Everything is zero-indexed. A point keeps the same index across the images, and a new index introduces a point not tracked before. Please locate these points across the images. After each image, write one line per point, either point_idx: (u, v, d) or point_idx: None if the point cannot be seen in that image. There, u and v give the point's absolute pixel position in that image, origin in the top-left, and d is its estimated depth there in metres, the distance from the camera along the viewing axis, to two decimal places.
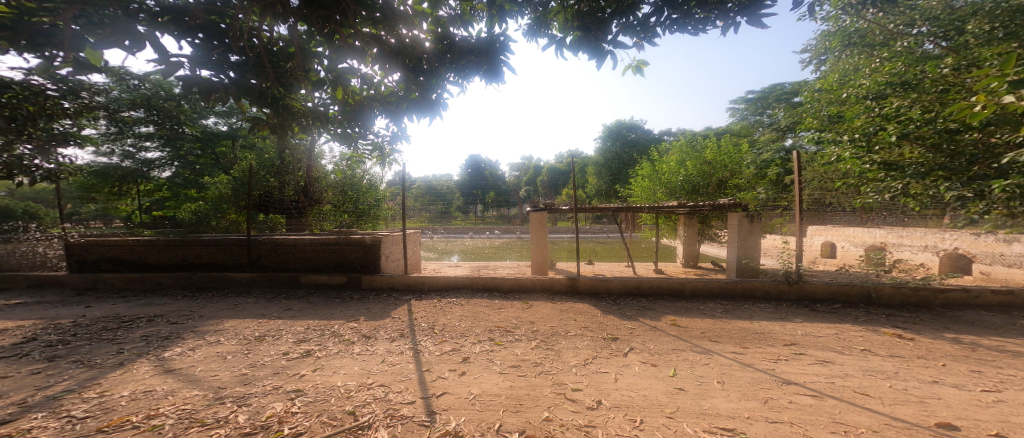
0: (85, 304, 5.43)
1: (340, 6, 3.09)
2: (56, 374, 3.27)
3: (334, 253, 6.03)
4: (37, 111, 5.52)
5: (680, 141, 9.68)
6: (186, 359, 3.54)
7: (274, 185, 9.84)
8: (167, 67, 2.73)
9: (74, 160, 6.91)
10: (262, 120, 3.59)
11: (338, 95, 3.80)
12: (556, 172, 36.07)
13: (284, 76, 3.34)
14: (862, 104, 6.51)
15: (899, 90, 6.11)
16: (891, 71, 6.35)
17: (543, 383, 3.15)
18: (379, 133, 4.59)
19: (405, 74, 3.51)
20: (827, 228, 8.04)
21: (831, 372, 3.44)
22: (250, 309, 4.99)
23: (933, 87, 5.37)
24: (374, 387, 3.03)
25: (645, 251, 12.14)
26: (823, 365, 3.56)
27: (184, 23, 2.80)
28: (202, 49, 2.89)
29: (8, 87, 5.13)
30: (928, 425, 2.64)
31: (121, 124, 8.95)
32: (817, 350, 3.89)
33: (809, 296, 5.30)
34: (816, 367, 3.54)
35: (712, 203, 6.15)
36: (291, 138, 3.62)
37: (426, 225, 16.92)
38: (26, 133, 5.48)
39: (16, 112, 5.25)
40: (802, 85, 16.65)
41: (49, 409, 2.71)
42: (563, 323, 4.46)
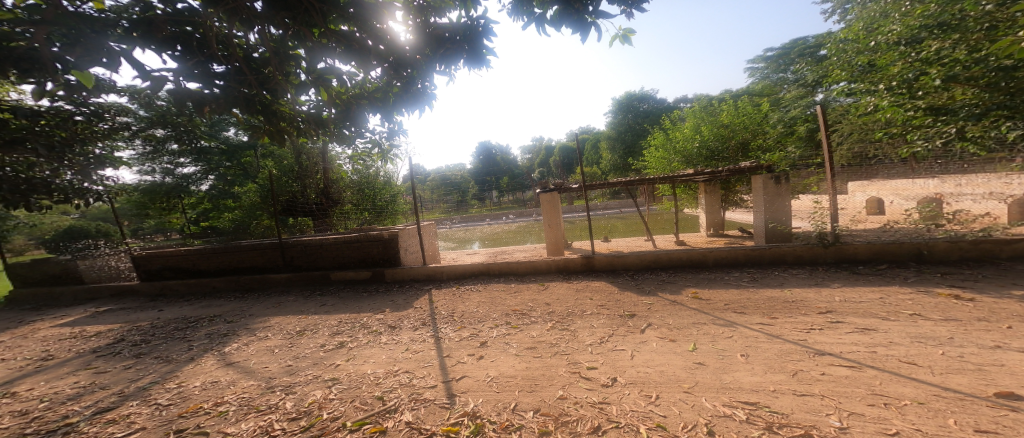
0: (158, 308, 6.08)
1: (304, 5, 3.02)
2: (143, 368, 3.65)
3: (356, 249, 6.32)
4: (71, 137, 5.45)
5: (695, 107, 9.18)
6: (242, 353, 3.88)
7: (297, 189, 10.33)
8: (154, 83, 2.85)
9: (117, 181, 7.15)
10: (260, 128, 3.74)
11: (325, 97, 3.80)
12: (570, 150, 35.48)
13: (267, 81, 3.43)
14: (895, 51, 5.80)
15: (936, 33, 5.37)
16: (925, 12, 5.54)
17: (558, 362, 3.23)
18: (375, 130, 4.67)
19: (388, 69, 3.55)
20: (872, 184, 7.41)
21: (872, 341, 3.26)
22: (291, 307, 5.40)
23: (977, 26, 4.75)
24: (399, 374, 3.24)
25: (664, 223, 11.78)
26: (862, 333, 3.38)
27: (159, 38, 2.87)
28: (183, 61, 2.99)
29: (38, 116, 5.00)
30: (986, 396, 2.48)
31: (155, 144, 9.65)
32: (856, 317, 3.68)
33: (848, 258, 4.97)
34: (854, 335, 3.37)
35: (730, 168, 6.00)
36: (288, 142, 3.80)
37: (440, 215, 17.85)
38: (67, 161, 5.51)
39: (52, 139, 5.18)
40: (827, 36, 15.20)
41: (142, 398, 3.04)
42: (580, 302, 4.50)
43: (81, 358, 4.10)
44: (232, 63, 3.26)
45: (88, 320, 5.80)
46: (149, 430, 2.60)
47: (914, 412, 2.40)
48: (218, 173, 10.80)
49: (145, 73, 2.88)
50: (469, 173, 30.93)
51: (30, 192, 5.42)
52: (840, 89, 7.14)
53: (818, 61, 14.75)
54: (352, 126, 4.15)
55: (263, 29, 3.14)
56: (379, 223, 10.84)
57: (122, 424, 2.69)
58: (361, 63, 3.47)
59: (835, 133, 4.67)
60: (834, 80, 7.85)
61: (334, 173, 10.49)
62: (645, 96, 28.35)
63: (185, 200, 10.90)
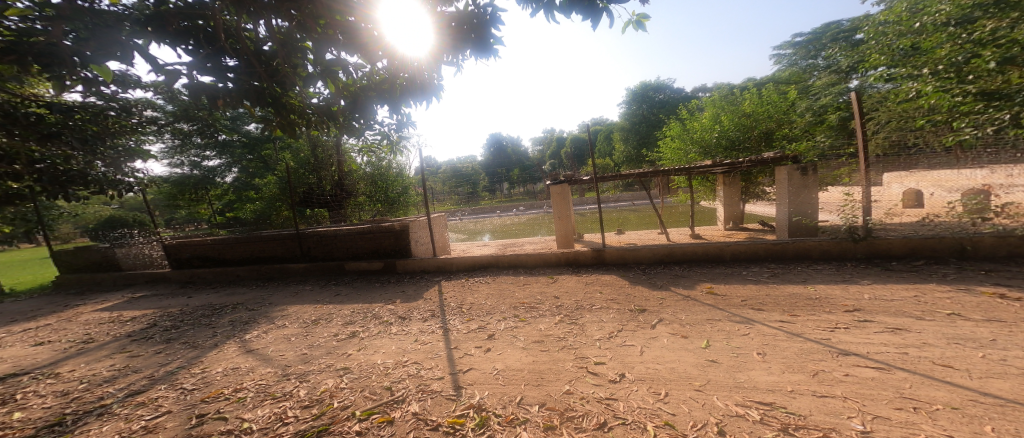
0: (187, 296, 6.39)
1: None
2: (172, 353, 3.82)
3: (369, 240, 6.43)
4: (102, 130, 5.67)
5: (713, 96, 8.84)
6: (261, 340, 4.00)
7: (313, 181, 10.54)
8: (169, 76, 2.92)
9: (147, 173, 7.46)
10: (272, 121, 3.80)
11: (332, 89, 3.83)
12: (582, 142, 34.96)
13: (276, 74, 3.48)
14: (945, 32, 5.42)
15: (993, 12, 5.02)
16: None
17: (565, 357, 3.19)
18: (385, 121, 4.71)
19: (394, 59, 3.54)
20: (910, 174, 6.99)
21: (903, 341, 3.06)
22: (308, 296, 5.56)
23: None
24: (408, 364, 3.28)
25: (679, 216, 11.44)
26: (893, 334, 3.17)
27: (172, 32, 2.92)
28: (195, 55, 3.05)
29: (72, 110, 5.22)
30: None
31: (182, 138, 10.16)
32: (886, 316, 3.46)
33: (881, 253, 4.67)
34: (883, 335, 3.17)
35: (752, 159, 5.71)
36: (299, 135, 3.85)
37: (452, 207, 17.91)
38: (99, 154, 5.73)
39: (85, 132, 5.40)
40: (863, 19, 14.22)
41: (170, 382, 3.17)
42: (589, 296, 4.43)
43: (118, 342, 4.33)
44: (242, 57, 3.32)
45: (126, 305, 6.17)
46: (174, 414, 2.70)
47: (947, 417, 2.25)
48: (240, 165, 11.46)
49: (160, 67, 2.94)
50: (483, 165, 30.97)
51: (68, 183, 5.73)
52: (876, 75, 6.65)
53: (849, 45, 13.91)
54: (362, 118, 4.18)
55: (269, 21, 3.21)
56: (392, 215, 11.01)
57: (150, 407, 2.80)
58: (366, 54, 3.45)
59: (866, 120, 4.38)
60: (871, 65, 7.32)
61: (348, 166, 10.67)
62: (663, 86, 27.48)
63: (211, 192, 11.51)
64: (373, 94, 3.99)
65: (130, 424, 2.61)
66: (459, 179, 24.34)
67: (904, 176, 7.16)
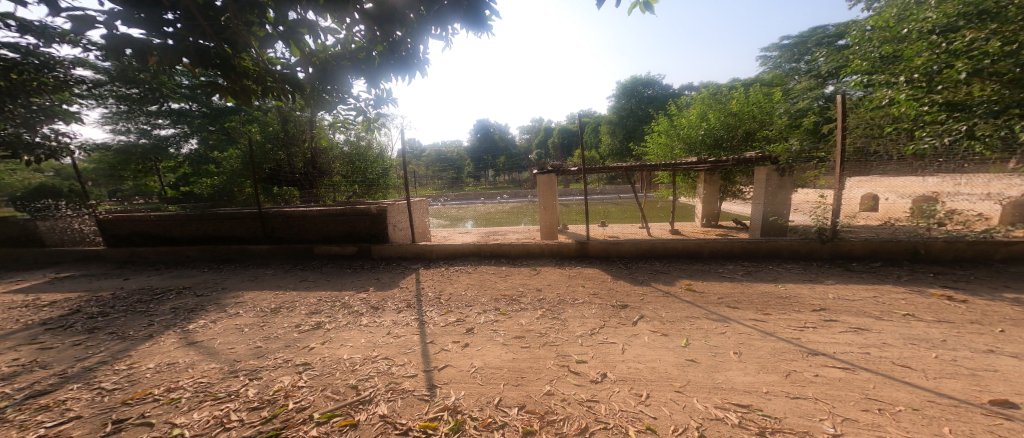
0: (124, 277, 5.79)
1: None
2: (94, 345, 3.39)
3: (342, 223, 6.06)
4: (11, 86, 4.86)
5: (701, 93, 8.97)
6: (207, 331, 3.63)
7: (282, 158, 9.79)
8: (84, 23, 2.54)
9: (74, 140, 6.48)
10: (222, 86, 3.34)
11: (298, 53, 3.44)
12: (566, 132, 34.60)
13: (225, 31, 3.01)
14: (926, 40, 5.46)
15: (975, 22, 5.05)
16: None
17: (546, 354, 3.09)
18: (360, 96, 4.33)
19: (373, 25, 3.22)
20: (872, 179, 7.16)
21: (865, 341, 3.06)
22: (269, 281, 5.17)
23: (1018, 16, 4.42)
24: (378, 360, 3.07)
25: (660, 211, 11.65)
26: (856, 333, 3.16)
27: None
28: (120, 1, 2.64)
29: None
30: (980, 402, 2.36)
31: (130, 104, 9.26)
32: (850, 316, 3.44)
33: (844, 254, 4.77)
34: (847, 334, 3.16)
35: (736, 158, 5.86)
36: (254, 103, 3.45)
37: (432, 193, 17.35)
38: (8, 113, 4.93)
39: None
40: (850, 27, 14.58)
41: (82, 380, 2.78)
42: (572, 289, 4.35)
43: (29, 331, 3.83)
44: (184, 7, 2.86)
45: (47, 286, 5.51)
46: (83, 419, 2.35)
47: (909, 418, 2.27)
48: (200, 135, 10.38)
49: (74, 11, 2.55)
50: (465, 150, 30.32)
51: None
52: (857, 81, 6.83)
53: (834, 52, 14.33)
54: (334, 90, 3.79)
55: None
56: (370, 197, 10.71)
57: (54, 412, 2.42)
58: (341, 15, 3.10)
59: (846, 126, 4.45)
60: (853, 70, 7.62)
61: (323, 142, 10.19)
62: (650, 82, 27.54)
63: (162, 163, 10.70)
64: (349, 66, 3.64)
65: (24, 433, 2.24)
66: (442, 163, 23.78)
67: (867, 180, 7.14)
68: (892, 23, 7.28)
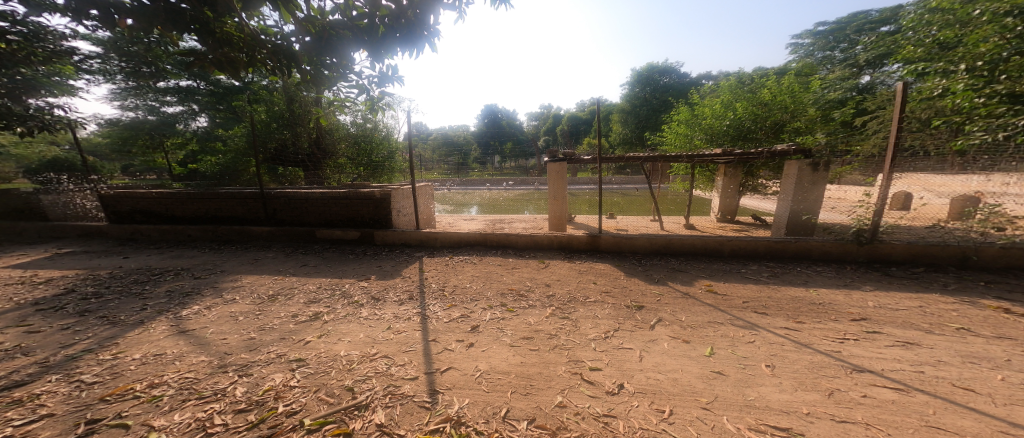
0: (123, 256, 5.65)
1: None
2: (82, 330, 3.23)
3: (345, 207, 5.82)
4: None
5: (726, 81, 8.50)
6: (200, 319, 3.44)
7: (288, 137, 9.56)
8: None
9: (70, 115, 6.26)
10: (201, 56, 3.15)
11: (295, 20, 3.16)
12: (577, 119, 33.65)
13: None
14: (998, 23, 5.03)
15: None
16: None
17: (557, 359, 2.83)
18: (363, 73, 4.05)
19: None
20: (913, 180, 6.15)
21: (918, 358, 2.69)
22: (268, 265, 4.98)
23: None
24: (376, 359, 2.85)
25: (672, 204, 11.27)
26: (906, 349, 2.80)
27: None
28: None
29: None
30: None
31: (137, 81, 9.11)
32: (895, 328, 3.08)
33: (882, 258, 4.42)
34: (895, 350, 2.80)
35: (767, 150, 5.51)
36: (240, 76, 3.25)
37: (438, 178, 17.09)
38: None
39: None
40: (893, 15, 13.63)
41: (61, 371, 2.60)
42: (582, 287, 4.08)
43: (20, 311, 3.67)
44: None
45: (46, 262, 5.40)
46: (56, 418, 2.18)
47: None
48: (209, 113, 10.18)
49: None
50: (473, 135, 29.83)
51: None
52: (911, 69, 6.29)
53: (873, 40, 13.49)
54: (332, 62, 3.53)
55: None
56: (374, 180, 10.54)
57: (27, 408, 2.25)
58: None
59: (905, 116, 4.13)
60: (904, 57, 7.09)
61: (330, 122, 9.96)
62: (668, 69, 26.60)
63: (170, 140, 10.47)
64: (352, 37, 3.35)
65: None
66: (450, 148, 23.43)
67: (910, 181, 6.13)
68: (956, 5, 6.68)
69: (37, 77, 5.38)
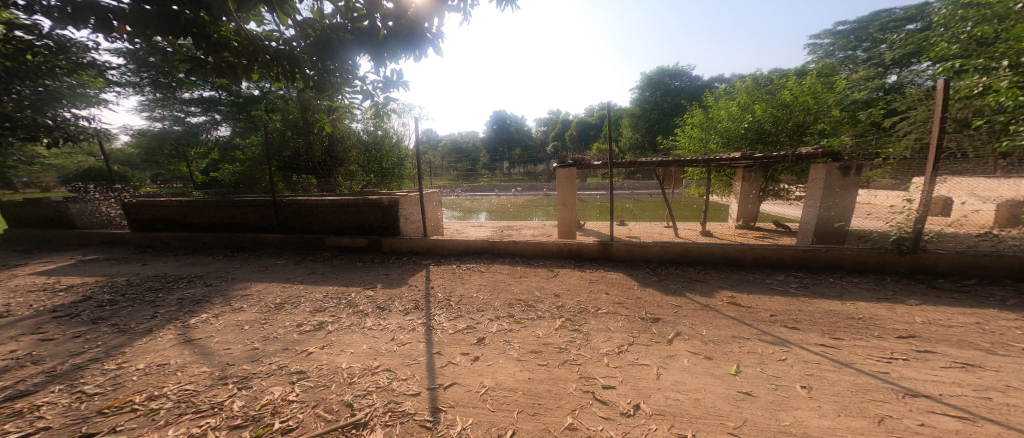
0: (142, 263, 5.75)
1: None
2: (92, 338, 3.20)
3: (354, 214, 5.81)
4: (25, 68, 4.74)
5: (743, 83, 8.22)
6: (206, 328, 3.39)
7: (301, 145, 9.77)
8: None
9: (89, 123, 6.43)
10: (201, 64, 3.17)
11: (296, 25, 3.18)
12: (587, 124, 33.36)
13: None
14: None
15: None
16: None
17: (568, 375, 2.66)
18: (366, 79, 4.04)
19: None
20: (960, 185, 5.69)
21: (982, 382, 2.40)
22: (278, 272, 4.97)
23: None
24: (379, 372, 2.74)
25: (686, 210, 10.94)
26: (966, 371, 2.51)
27: None
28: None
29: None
30: None
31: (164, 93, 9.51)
32: (949, 348, 2.79)
33: (927, 269, 4.08)
34: (953, 372, 2.51)
35: (792, 154, 5.21)
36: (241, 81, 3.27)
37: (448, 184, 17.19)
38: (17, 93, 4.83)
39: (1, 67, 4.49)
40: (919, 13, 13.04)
41: (65, 382, 2.55)
42: (593, 297, 3.89)
43: (37, 318, 3.70)
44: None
45: (69, 269, 5.53)
46: (52, 432, 2.13)
47: None
48: (234, 124, 10.56)
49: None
50: (484, 141, 29.91)
51: None
52: (944, 66, 5.88)
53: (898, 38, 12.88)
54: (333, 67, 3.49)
55: None
56: (384, 186, 10.61)
57: (25, 420, 2.20)
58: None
59: (947, 116, 3.85)
60: (936, 54, 6.69)
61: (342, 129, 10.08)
62: (680, 73, 26.07)
63: (195, 149, 10.83)
64: (351, 41, 3.37)
65: None
66: (461, 154, 23.44)
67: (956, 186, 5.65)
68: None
69: (60, 87, 5.55)
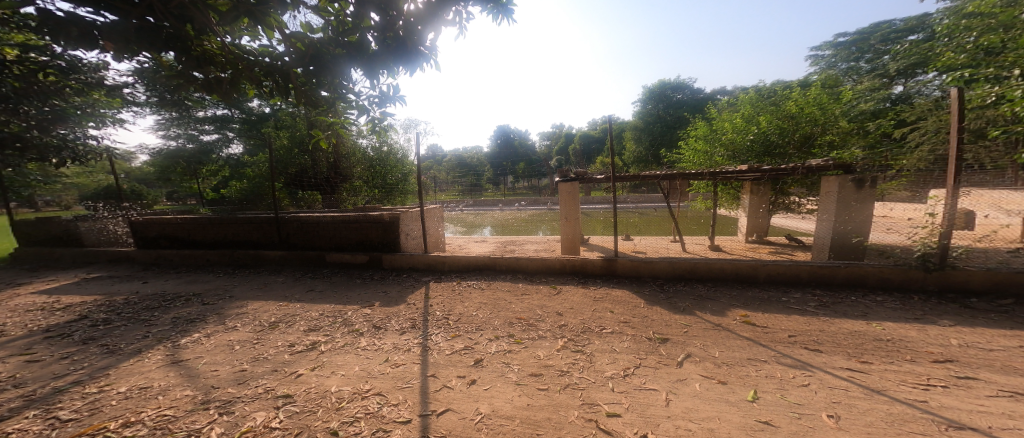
0: (143, 280, 5.72)
1: None
2: (79, 359, 3.09)
3: (355, 231, 5.73)
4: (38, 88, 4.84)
5: (747, 94, 8.12)
6: (196, 348, 3.27)
7: (306, 162, 9.88)
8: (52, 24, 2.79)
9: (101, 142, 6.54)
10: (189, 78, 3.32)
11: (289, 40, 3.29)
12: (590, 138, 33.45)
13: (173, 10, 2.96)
14: None
15: None
16: None
17: (570, 401, 2.47)
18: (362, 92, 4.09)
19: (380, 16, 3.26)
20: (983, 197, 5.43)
21: None
22: (276, 290, 4.87)
23: None
24: (369, 396, 2.59)
25: (693, 224, 10.71)
26: (1015, 400, 2.26)
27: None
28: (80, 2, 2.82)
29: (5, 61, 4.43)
30: None
31: (179, 111, 9.75)
32: (992, 373, 2.54)
33: (957, 287, 3.82)
34: (1001, 401, 2.27)
35: (803, 166, 5.03)
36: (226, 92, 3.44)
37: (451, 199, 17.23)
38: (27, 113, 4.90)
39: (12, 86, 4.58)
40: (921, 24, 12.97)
41: (42, 407, 2.44)
42: (597, 316, 3.70)
43: (29, 338, 3.62)
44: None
45: (72, 287, 5.51)
46: None
47: None
48: (249, 142, 10.79)
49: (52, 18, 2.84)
50: (487, 156, 30.10)
51: None
52: (952, 76, 5.72)
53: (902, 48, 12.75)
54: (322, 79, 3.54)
55: None
56: (388, 202, 10.62)
57: None
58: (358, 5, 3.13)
59: (964, 126, 3.69)
60: (944, 63, 6.54)
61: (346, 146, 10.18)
62: (681, 86, 26.06)
63: (206, 167, 11.02)
64: (344, 55, 3.46)
65: None
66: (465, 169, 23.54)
67: (980, 197, 5.39)
68: (999, 7, 6.15)
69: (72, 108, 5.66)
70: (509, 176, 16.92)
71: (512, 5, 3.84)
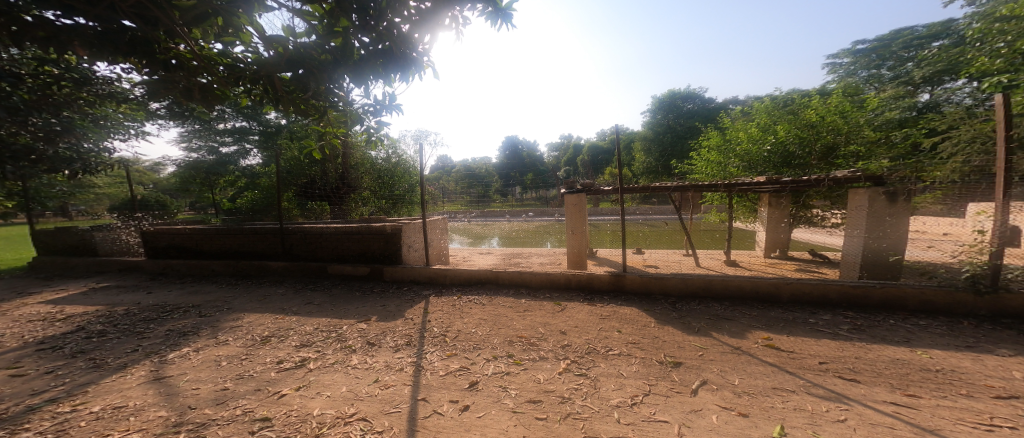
0: (147, 291, 5.71)
1: None
2: (61, 375, 3.00)
3: (357, 242, 5.62)
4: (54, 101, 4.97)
5: (763, 102, 7.81)
6: (182, 364, 3.14)
7: (316, 173, 9.95)
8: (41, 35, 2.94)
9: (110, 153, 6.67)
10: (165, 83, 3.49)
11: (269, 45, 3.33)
12: (600, 149, 33.23)
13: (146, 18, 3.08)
14: None
15: None
16: None
17: (570, 433, 2.22)
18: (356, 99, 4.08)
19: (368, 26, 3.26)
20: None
21: None
22: (275, 302, 4.76)
23: None
24: (352, 422, 2.39)
25: (707, 238, 10.31)
26: None
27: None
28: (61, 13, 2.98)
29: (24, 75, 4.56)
30: None
31: (202, 122, 10.08)
32: None
33: (1012, 312, 3.42)
34: None
35: (827, 177, 4.69)
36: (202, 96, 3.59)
37: (458, 210, 17.19)
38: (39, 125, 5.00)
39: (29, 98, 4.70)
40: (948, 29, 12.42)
41: (9, 427, 2.31)
42: (603, 336, 3.43)
43: (21, 350, 3.57)
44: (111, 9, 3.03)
45: (78, 297, 5.53)
46: None
47: None
48: (267, 154, 11.00)
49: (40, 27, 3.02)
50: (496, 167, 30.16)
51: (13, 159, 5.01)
52: (988, 81, 5.32)
53: (927, 55, 12.24)
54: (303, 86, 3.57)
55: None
56: (395, 213, 10.57)
57: None
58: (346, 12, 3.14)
59: (1012, 133, 3.34)
60: (979, 68, 6.12)
61: (354, 157, 10.20)
62: (692, 95, 25.62)
63: (224, 178, 11.24)
64: (332, 61, 3.45)
65: None
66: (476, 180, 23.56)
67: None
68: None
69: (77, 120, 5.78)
70: (518, 187, 16.80)
71: (510, 11, 3.72)
